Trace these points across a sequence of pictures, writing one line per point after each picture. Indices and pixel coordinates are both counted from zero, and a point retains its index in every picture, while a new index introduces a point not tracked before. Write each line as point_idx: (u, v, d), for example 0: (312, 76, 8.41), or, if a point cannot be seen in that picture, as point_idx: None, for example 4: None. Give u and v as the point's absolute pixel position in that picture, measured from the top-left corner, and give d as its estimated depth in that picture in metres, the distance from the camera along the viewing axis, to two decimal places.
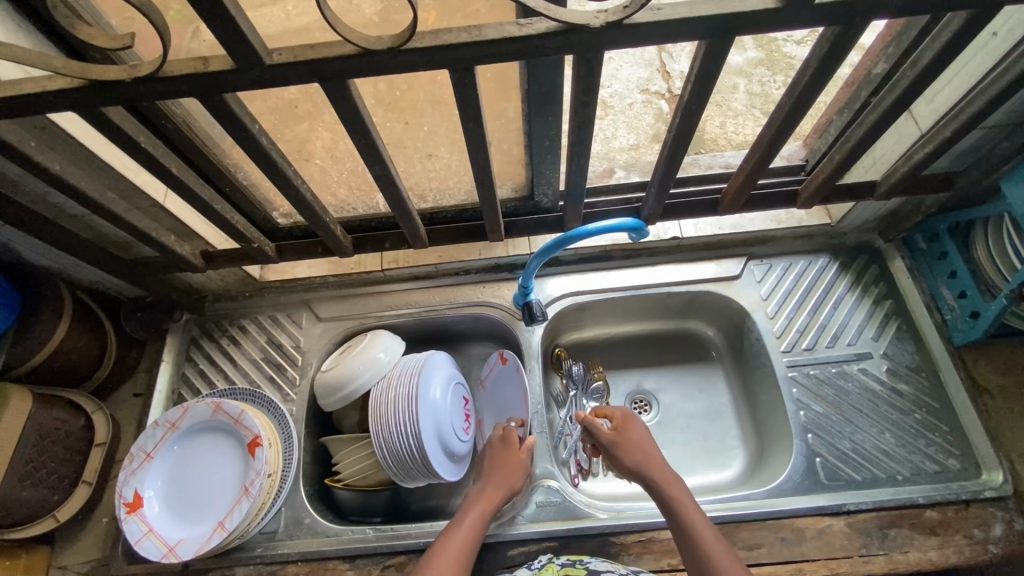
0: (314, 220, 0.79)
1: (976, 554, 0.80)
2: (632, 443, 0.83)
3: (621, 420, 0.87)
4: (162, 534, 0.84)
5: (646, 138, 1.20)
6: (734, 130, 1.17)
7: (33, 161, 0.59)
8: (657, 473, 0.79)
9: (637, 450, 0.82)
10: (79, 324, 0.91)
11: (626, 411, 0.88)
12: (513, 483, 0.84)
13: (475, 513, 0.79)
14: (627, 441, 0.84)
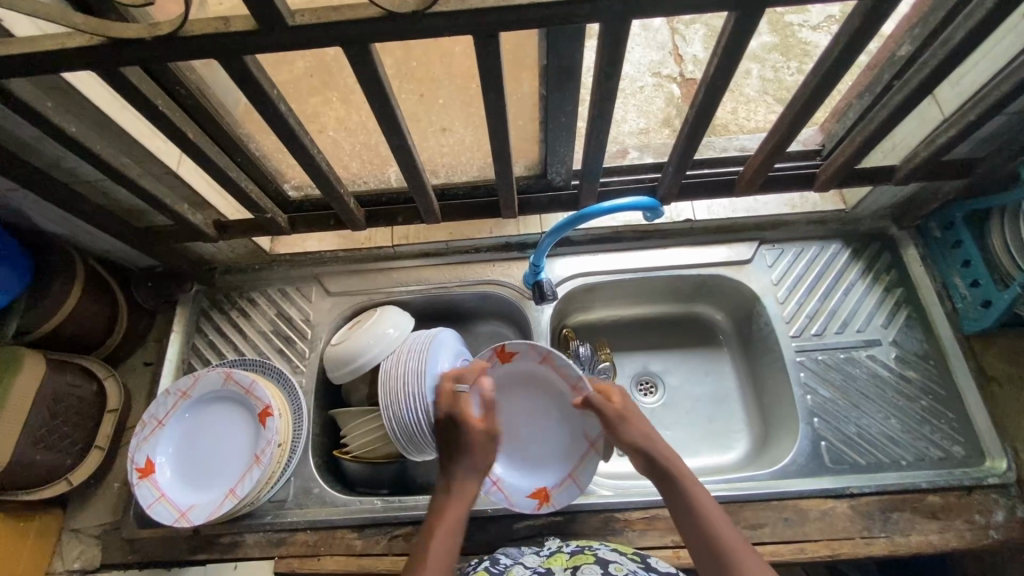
0: (328, 191, 0.78)
1: (977, 539, 0.81)
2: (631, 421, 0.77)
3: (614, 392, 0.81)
4: (174, 499, 0.85)
5: (657, 122, 1.18)
6: (746, 116, 1.16)
7: (48, 122, 0.59)
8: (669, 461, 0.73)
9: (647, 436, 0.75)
10: (91, 291, 0.92)
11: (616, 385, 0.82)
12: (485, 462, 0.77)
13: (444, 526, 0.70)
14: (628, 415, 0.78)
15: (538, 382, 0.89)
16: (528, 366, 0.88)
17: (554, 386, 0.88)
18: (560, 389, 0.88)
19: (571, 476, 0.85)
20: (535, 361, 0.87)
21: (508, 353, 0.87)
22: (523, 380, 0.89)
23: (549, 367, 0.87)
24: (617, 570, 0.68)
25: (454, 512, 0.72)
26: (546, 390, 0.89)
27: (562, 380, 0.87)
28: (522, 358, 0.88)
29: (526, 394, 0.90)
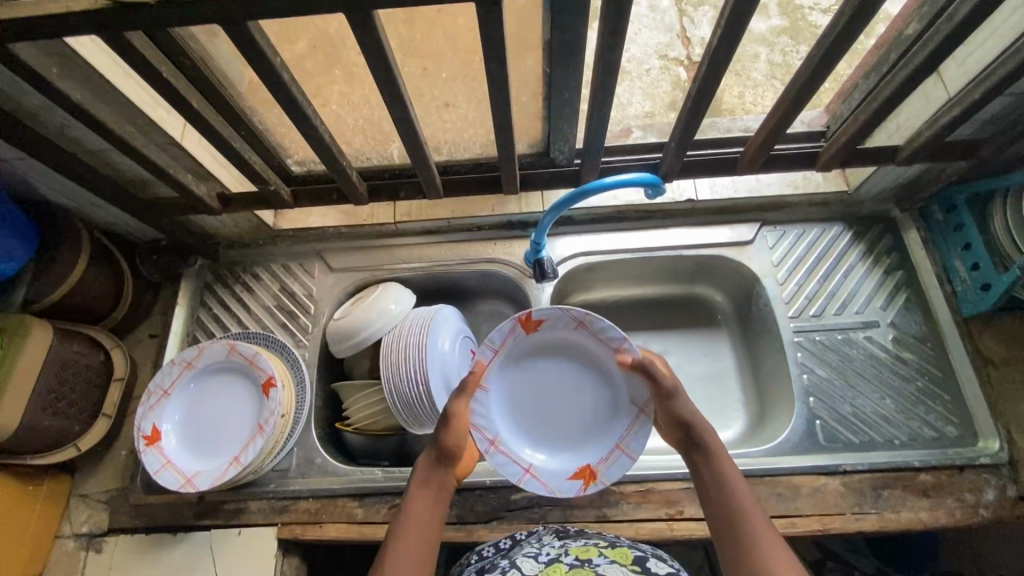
0: (330, 163, 0.79)
1: (967, 517, 0.82)
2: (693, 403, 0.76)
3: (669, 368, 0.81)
4: (180, 466, 0.87)
5: (662, 105, 1.17)
6: (753, 100, 1.15)
7: (55, 87, 0.60)
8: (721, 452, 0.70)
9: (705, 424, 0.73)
10: (97, 262, 0.93)
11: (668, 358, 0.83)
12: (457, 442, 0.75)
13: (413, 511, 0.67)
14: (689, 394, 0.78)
15: (570, 349, 0.86)
16: (559, 333, 0.85)
17: (585, 352, 0.85)
18: (596, 355, 0.85)
19: (620, 448, 0.83)
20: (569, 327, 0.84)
21: (537, 321, 0.83)
22: (551, 350, 0.86)
23: (586, 333, 0.83)
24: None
25: (428, 505, 0.69)
26: (581, 357, 0.86)
27: (600, 346, 0.84)
28: (551, 326, 0.84)
29: (556, 364, 0.86)
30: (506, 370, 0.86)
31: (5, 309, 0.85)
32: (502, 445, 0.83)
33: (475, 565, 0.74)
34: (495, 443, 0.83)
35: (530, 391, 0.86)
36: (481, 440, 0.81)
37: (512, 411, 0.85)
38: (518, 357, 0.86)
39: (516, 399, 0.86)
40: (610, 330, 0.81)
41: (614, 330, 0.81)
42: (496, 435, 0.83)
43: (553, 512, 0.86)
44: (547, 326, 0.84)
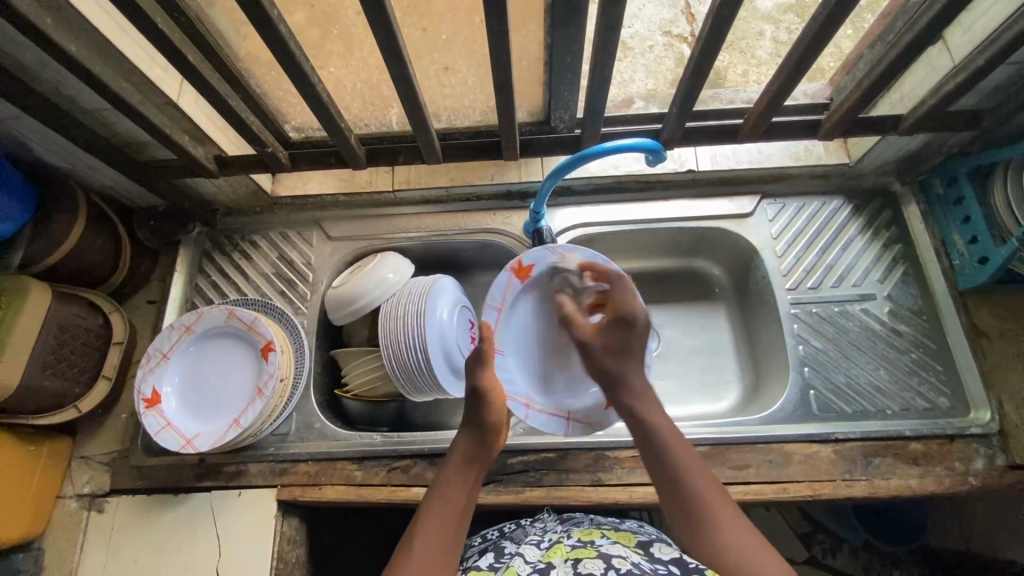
0: (328, 124, 0.78)
1: (955, 484, 0.84)
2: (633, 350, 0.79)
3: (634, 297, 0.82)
4: (180, 428, 0.88)
5: (665, 83, 1.15)
6: (756, 79, 1.10)
7: (47, 38, 0.59)
8: (666, 430, 0.71)
9: (644, 399, 0.75)
10: (94, 225, 0.92)
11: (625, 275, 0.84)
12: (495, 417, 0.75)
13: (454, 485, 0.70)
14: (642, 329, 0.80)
15: (564, 285, 0.94)
16: (552, 271, 0.93)
17: (576, 283, 0.95)
18: (582, 283, 0.95)
19: None
20: (556, 263, 0.92)
21: (527, 266, 0.92)
22: (546, 292, 0.94)
23: (573, 264, 0.92)
24: (619, 563, 0.62)
25: (467, 480, 0.71)
26: (573, 289, 0.94)
27: (585, 271, 0.92)
28: (541, 267, 0.92)
29: (552, 302, 0.95)
30: (512, 324, 0.93)
31: (3, 270, 0.85)
32: (536, 403, 0.90)
33: (479, 548, 0.80)
34: (530, 403, 0.89)
35: (538, 334, 0.95)
36: (519, 406, 0.87)
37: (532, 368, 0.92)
38: (518, 308, 0.94)
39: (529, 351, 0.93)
40: (592, 254, 0.89)
41: (593, 253, 0.90)
42: (527, 397, 0.89)
43: (549, 476, 0.87)
44: (536, 270, 0.93)
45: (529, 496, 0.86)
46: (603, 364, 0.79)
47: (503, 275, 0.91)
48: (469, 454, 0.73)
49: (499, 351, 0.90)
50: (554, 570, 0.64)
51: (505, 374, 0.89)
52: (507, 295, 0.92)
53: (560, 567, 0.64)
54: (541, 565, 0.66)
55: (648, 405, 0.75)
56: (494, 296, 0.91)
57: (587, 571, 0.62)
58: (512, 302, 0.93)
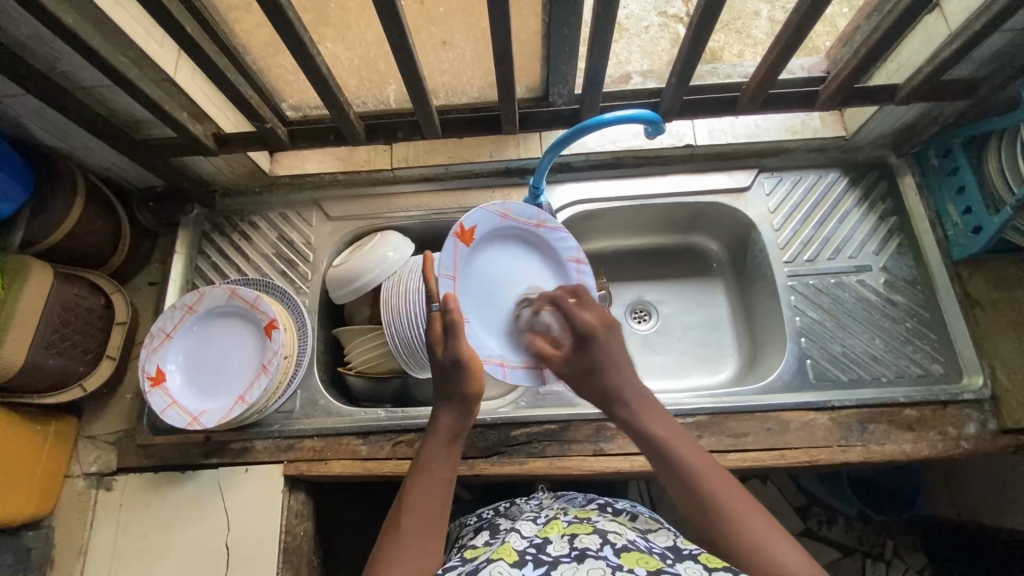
0: (327, 99, 0.78)
1: (948, 448, 0.85)
2: (608, 361, 0.73)
3: (591, 310, 0.77)
4: (185, 405, 0.88)
5: (661, 62, 1.11)
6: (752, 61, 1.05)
7: (45, 10, 0.58)
8: (662, 430, 0.67)
9: (636, 402, 0.71)
10: (94, 206, 0.92)
11: (579, 288, 0.81)
12: (461, 392, 0.73)
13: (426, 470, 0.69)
14: (609, 335, 0.75)
15: (502, 242, 0.91)
16: (488, 232, 0.89)
17: (521, 238, 0.92)
18: (522, 237, 0.93)
19: None
20: (494, 222, 0.89)
21: (469, 230, 0.85)
22: (489, 253, 0.90)
23: (511, 219, 0.90)
24: (616, 540, 0.62)
25: (441, 462, 0.70)
26: (513, 245, 0.92)
27: (523, 227, 0.91)
28: (482, 229, 0.87)
29: (501, 260, 0.91)
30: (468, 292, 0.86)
31: (4, 250, 0.85)
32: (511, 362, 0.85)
33: (475, 526, 0.82)
34: (507, 361, 0.85)
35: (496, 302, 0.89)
36: (496, 368, 0.83)
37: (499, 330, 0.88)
38: (471, 274, 0.87)
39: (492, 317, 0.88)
40: (523, 209, 0.90)
41: (526, 207, 0.91)
42: (501, 358, 0.85)
43: (551, 447, 0.88)
44: (478, 232, 0.87)
45: (531, 466, 0.87)
46: (587, 386, 0.74)
47: (449, 241, 0.83)
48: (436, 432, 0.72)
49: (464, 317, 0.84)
50: (551, 545, 0.62)
51: (476, 340, 0.84)
52: (456, 261, 0.84)
53: (558, 543, 0.62)
54: (538, 540, 0.63)
55: (646, 411, 0.70)
56: (443, 264, 0.83)
57: (584, 546, 0.60)
58: (461, 267, 0.85)
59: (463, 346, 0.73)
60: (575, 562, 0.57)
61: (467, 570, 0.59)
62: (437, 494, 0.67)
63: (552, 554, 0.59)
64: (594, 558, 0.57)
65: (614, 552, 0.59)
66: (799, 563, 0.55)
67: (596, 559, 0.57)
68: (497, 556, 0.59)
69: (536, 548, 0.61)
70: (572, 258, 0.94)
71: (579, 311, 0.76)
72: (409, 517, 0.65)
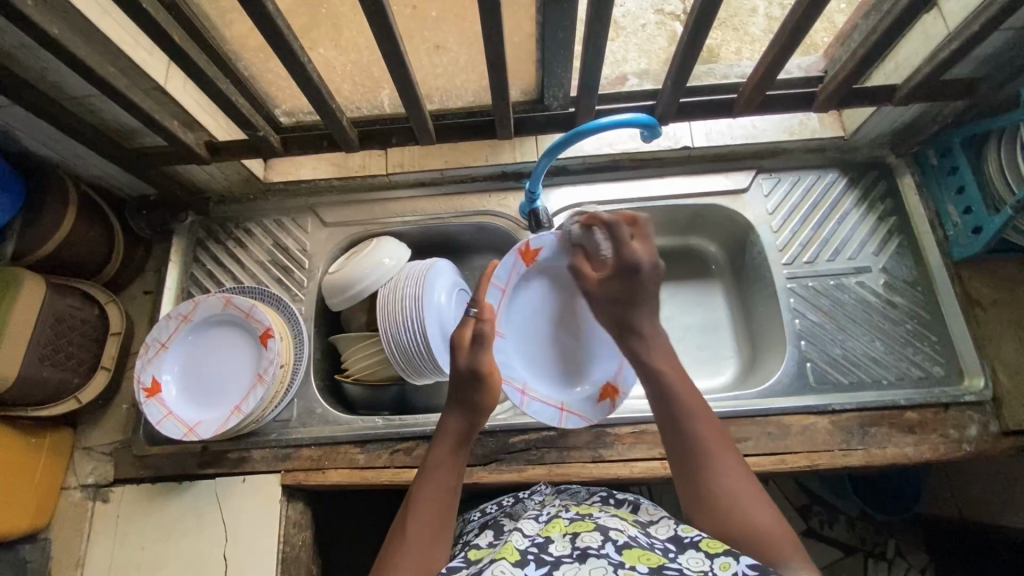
0: (318, 106, 0.77)
1: (950, 451, 0.85)
2: (641, 296, 0.74)
3: (642, 243, 0.76)
4: (182, 416, 0.88)
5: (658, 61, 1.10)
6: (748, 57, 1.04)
7: (31, 22, 0.58)
8: (673, 376, 0.69)
9: (656, 347, 0.72)
10: (86, 215, 0.91)
11: (639, 219, 0.78)
12: (476, 402, 0.72)
13: (433, 474, 0.68)
14: (652, 277, 0.74)
15: (557, 281, 0.96)
16: (552, 261, 0.95)
17: None
18: None
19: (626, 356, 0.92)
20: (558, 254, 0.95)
21: (534, 251, 0.93)
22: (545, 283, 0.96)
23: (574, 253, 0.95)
24: (618, 536, 0.61)
25: (450, 466, 0.69)
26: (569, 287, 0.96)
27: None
28: (545, 258, 0.94)
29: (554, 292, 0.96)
30: (512, 311, 0.93)
31: None
32: (533, 392, 0.89)
33: (480, 521, 0.77)
34: (526, 391, 0.89)
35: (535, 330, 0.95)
36: (514, 391, 0.87)
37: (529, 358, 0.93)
38: (521, 295, 0.94)
39: (526, 342, 0.94)
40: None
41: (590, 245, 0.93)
42: (523, 383, 0.89)
43: (550, 453, 0.88)
44: (540, 257, 0.94)
45: (530, 473, 0.87)
46: (613, 309, 0.76)
47: (509, 256, 0.90)
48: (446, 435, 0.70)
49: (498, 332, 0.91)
50: (553, 545, 0.61)
51: (503, 357, 0.90)
52: (512, 277, 0.92)
53: (559, 542, 0.61)
54: (540, 539, 0.62)
55: (660, 356, 0.71)
56: (499, 276, 0.91)
57: (586, 545, 0.59)
58: (514, 286, 0.93)
59: (485, 359, 0.72)
60: (577, 562, 0.57)
61: (472, 572, 0.58)
62: (443, 499, 0.66)
63: (554, 554, 0.58)
64: (596, 557, 0.57)
65: (616, 549, 0.58)
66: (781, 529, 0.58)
67: (598, 559, 0.56)
68: (500, 556, 0.58)
69: (538, 546, 0.60)
70: None
71: (630, 244, 0.75)
72: (414, 523, 0.64)
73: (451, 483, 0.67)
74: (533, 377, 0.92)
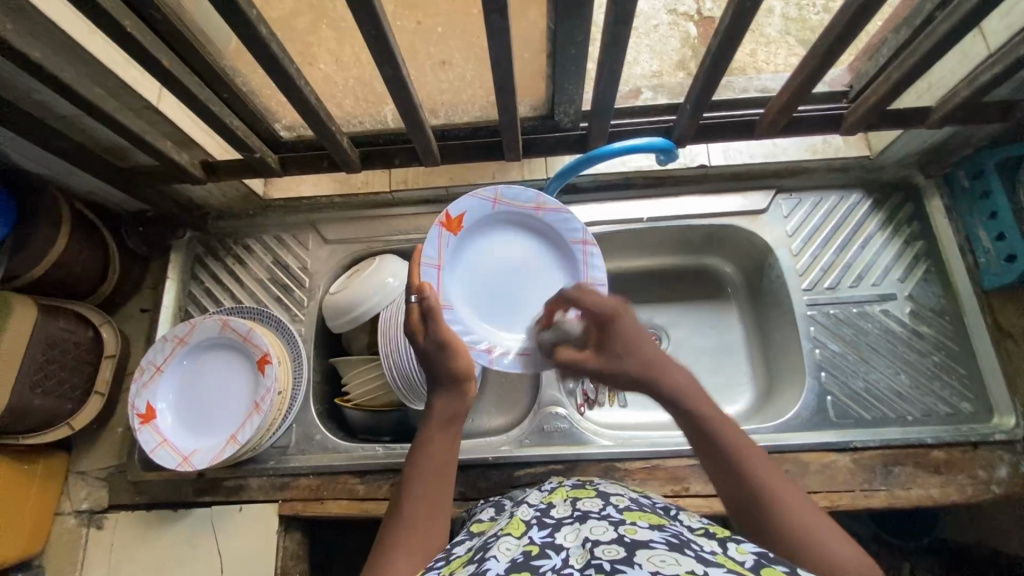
0: (316, 127, 0.74)
1: (978, 494, 0.81)
2: (632, 339, 0.66)
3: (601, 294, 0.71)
4: (176, 444, 0.85)
5: (671, 64, 1.04)
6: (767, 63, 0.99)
7: (12, 48, 0.54)
8: (705, 411, 0.60)
9: (684, 384, 0.62)
10: (80, 235, 0.89)
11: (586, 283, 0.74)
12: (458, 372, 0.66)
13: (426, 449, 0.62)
14: (625, 317, 0.68)
15: (498, 230, 0.84)
16: (482, 220, 0.83)
17: (527, 225, 0.85)
18: (524, 223, 0.85)
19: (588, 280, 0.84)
20: (487, 209, 0.82)
21: (458, 218, 0.80)
22: (481, 243, 0.84)
23: (504, 205, 0.82)
24: (619, 501, 0.55)
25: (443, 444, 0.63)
26: (510, 230, 0.84)
27: (519, 210, 0.83)
28: (472, 215, 0.81)
29: (499, 248, 0.84)
30: (455, 278, 0.81)
31: None
32: (500, 348, 0.80)
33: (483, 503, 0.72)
34: (493, 348, 0.80)
35: (489, 289, 0.83)
36: (482, 354, 0.78)
37: (488, 316, 0.82)
38: (458, 264, 0.82)
39: (482, 303, 0.83)
40: (517, 192, 0.82)
41: (523, 190, 0.82)
42: (488, 343, 0.80)
43: None
44: (467, 220, 0.81)
45: None
46: (613, 373, 0.66)
47: (433, 229, 0.78)
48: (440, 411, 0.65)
49: (445, 305, 0.79)
50: (555, 510, 0.56)
51: (459, 326, 0.79)
52: (443, 251, 0.79)
53: (561, 507, 0.55)
54: (542, 507, 0.56)
55: (691, 394, 0.61)
56: (428, 252, 0.78)
57: (587, 509, 0.53)
58: (450, 257, 0.80)
59: (446, 329, 0.67)
60: (578, 524, 0.51)
61: (475, 547, 0.52)
62: (437, 479, 0.61)
63: (555, 518, 0.53)
64: (597, 518, 0.51)
65: (617, 511, 0.53)
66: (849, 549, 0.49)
67: (599, 517, 0.50)
68: (503, 530, 0.52)
69: (540, 512, 0.55)
70: (578, 240, 0.84)
71: (585, 293, 0.72)
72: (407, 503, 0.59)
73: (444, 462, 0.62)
74: (496, 334, 0.82)
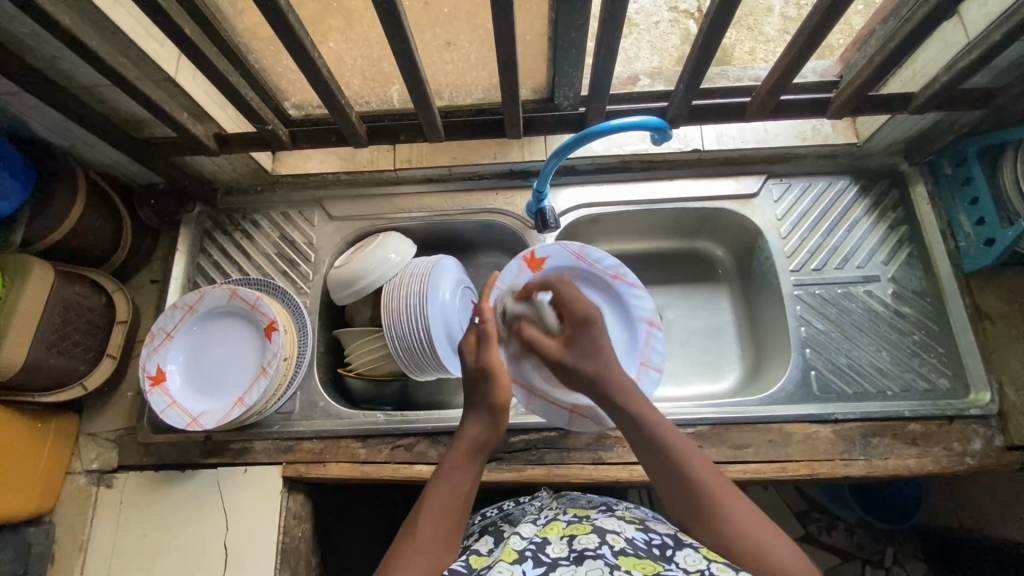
0: (327, 101, 0.77)
1: (952, 465, 0.84)
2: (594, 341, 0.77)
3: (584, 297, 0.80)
4: (185, 406, 0.88)
5: (670, 60, 1.07)
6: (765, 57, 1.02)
7: (44, 13, 0.58)
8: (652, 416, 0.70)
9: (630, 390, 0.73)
10: (96, 204, 0.92)
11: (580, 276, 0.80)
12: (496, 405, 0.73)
13: (450, 475, 0.67)
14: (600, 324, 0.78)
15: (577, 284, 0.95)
16: (562, 270, 0.94)
17: (601, 287, 0.95)
18: (601, 286, 0.95)
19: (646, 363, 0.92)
20: (568, 261, 0.93)
21: (540, 258, 0.92)
22: None
23: (586, 263, 0.93)
24: (615, 540, 0.62)
25: (466, 471, 0.68)
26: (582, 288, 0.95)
27: (598, 272, 0.94)
28: (553, 262, 0.93)
29: None
30: None
31: (5, 248, 0.85)
32: (539, 393, 0.87)
33: (479, 526, 0.81)
34: (533, 391, 0.87)
35: None
36: (521, 391, 0.85)
37: None
38: None
39: None
40: (604, 257, 0.93)
41: (606, 256, 0.93)
42: (530, 384, 0.87)
43: (549, 454, 0.88)
44: (549, 264, 0.93)
45: (530, 473, 0.87)
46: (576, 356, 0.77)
47: (515, 260, 0.91)
48: (470, 437, 0.71)
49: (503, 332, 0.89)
50: (550, 546, 0.63)
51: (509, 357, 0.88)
52: (517, 281, 0.92)
53: (557, 543, 0.63)
54: (538, 539, 0.64)
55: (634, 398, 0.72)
56: (504, 279, 0.91)
57: (583, 547, 0.61)
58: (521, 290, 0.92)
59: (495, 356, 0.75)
60: (573, 563, 0.58)
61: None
62: (455, 505, 0.65)
63: (551, 555, 0.60)
64: (591, 558, 0.59)
65: (612, 552, 0.60)
66: (780, 545, 0.59)
67: (594, 559, 0.58)
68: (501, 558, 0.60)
69: (535, 545, 0.62)
70: (644, 318, 0.94)
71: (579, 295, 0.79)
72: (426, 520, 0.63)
73: (467, 488, 0.67)
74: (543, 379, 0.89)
